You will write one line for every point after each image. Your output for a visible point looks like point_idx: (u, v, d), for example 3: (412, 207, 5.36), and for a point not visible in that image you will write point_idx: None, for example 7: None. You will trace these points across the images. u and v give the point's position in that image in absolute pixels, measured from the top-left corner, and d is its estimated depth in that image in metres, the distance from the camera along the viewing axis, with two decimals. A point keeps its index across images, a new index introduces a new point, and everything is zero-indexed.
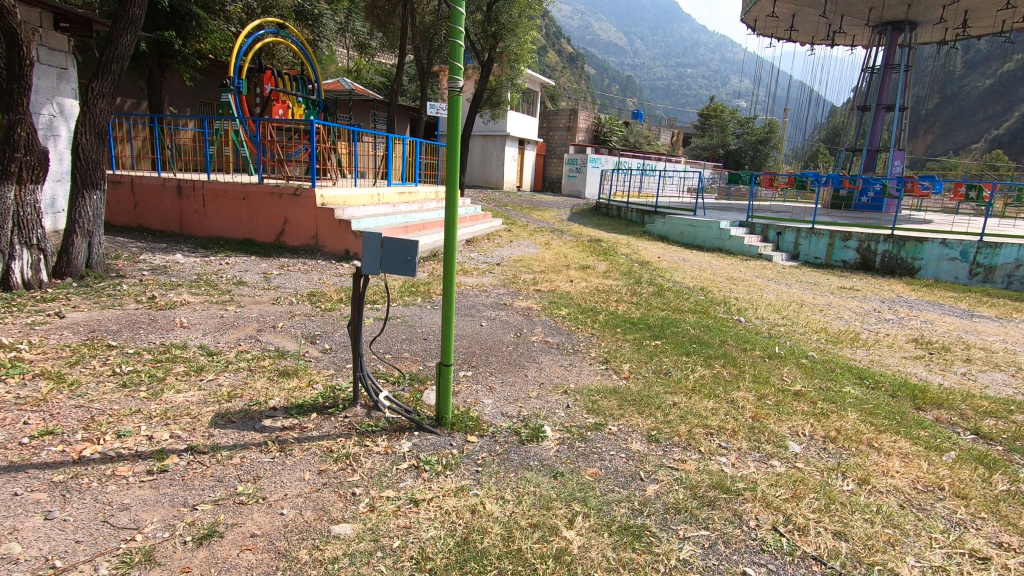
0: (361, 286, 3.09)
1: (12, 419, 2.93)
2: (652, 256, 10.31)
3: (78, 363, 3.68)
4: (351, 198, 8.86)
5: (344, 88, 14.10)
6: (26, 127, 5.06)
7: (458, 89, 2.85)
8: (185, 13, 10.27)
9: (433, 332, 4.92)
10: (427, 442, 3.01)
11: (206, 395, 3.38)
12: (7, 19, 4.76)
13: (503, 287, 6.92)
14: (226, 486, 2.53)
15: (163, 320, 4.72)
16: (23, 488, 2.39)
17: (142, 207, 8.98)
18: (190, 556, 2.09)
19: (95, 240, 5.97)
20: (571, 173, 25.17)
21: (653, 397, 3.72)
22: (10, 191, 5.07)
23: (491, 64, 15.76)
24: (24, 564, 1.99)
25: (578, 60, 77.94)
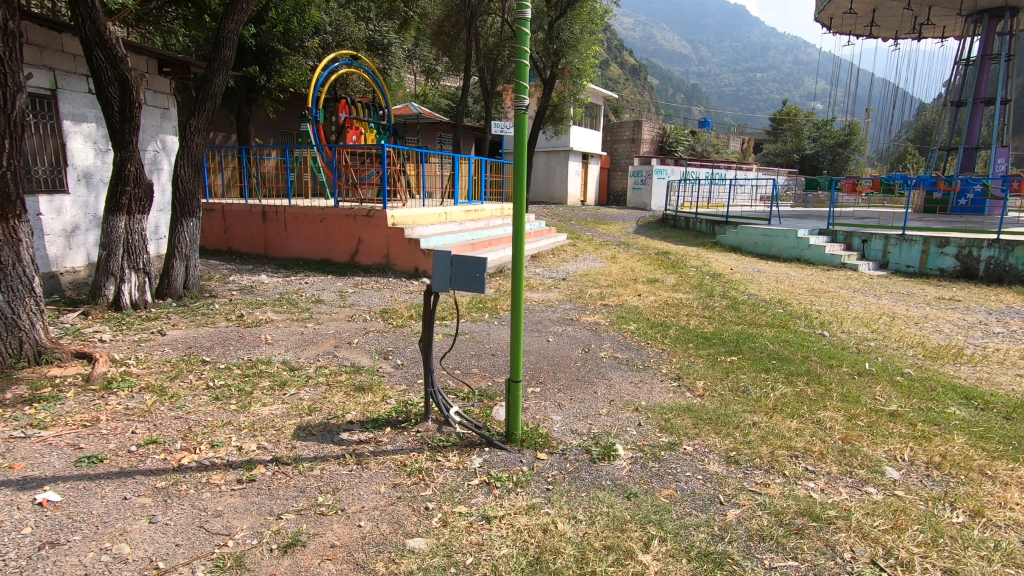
0: (432, 303, 3.16)
1: (122, 428, 3.21)
2: (724, 268, 9.93)
3: (177, 377, 3.99)
4: (420, 218, 9.15)
5: (412, 113, 14.67)
6: (135, 163, 5.58)
7: (523, 108, 2.89)
8: (268, 50, 11.09)
9: (501, 348, 4.95)
10: (497, 458, 3.01)
11: (289, 408, 3.56)
12: (120, 67, 5.29)
13: (569, 302, 6.89)
14: (308, 496, 2.64)
15: (250, 337, 5.04)
16: (132, 492, 2.61)
17: (232, 232, 9.68)
18: (276, 564, 2.19)
19: (191, 263, 6.50)
20: (637, 185, 24.83)
21: (730, 416, 3.55)
22: (120, 221, 5.62)
23: (554, 81, 15.90)
24: (132, 564, 2.16)
25: (641, 71, 77.13)
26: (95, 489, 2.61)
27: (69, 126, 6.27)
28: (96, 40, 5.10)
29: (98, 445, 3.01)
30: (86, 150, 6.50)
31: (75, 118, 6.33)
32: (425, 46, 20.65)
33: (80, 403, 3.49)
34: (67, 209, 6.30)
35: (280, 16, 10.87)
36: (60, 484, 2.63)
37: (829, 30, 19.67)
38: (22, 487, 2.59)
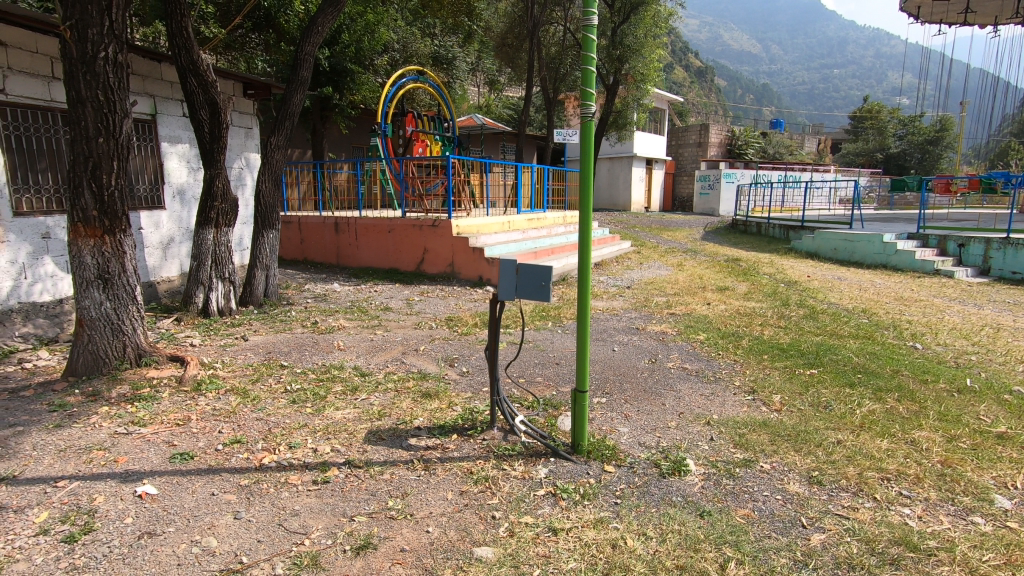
0: (498, 311, 3.18)
1: (210, 428, 3.43)
2: (801, 275, 9.42)
3: (259, 381, 4.22)
4: (485, 227, 9.29)
5: (476, 124, 14.94)
6: (222, 179, 5.99)
7: (590, 114, 2.86)
8: (341, 70, 11.66)
9: (566, 357, 4.91)
10: (563, 469, 2.97)
11: (360, 413, 3.68)
12: (210, 91, 5.70)
13: (635, 310, 6.75)
14: (378, 500, 2.71)
15: (324, 343, 5.27)
16: (218, 489, 2.77)
17: (308, 243, 10.18)
18: (349, 565, 2.26)
19: (271, 272, 6.89)
20: (704, 190, 24.02)
21: (812, 433, 3.33)
22: (209, 234, 6.05)
23: (617, 87, 15.75)
24: (219, 557, 2.29)
25: (708, 73, 75.10)
26: (187, 484, 2.79)
27: (166, 148, 6.83)
28: (190, 68, 5.52)
29: (189, 442, 3.23)
30: (180, 169, 7.05)
31: (172, 139, 6.89)
32: (488, 57, 21.03)
33: (174, 403, 3.76)
34: (165, 224, 6.85)
35: (352, 37, 11.41)
36: (157, 478, 2.84)
37: (916, 20, 18.40)
38: (125, 480, 2.81)
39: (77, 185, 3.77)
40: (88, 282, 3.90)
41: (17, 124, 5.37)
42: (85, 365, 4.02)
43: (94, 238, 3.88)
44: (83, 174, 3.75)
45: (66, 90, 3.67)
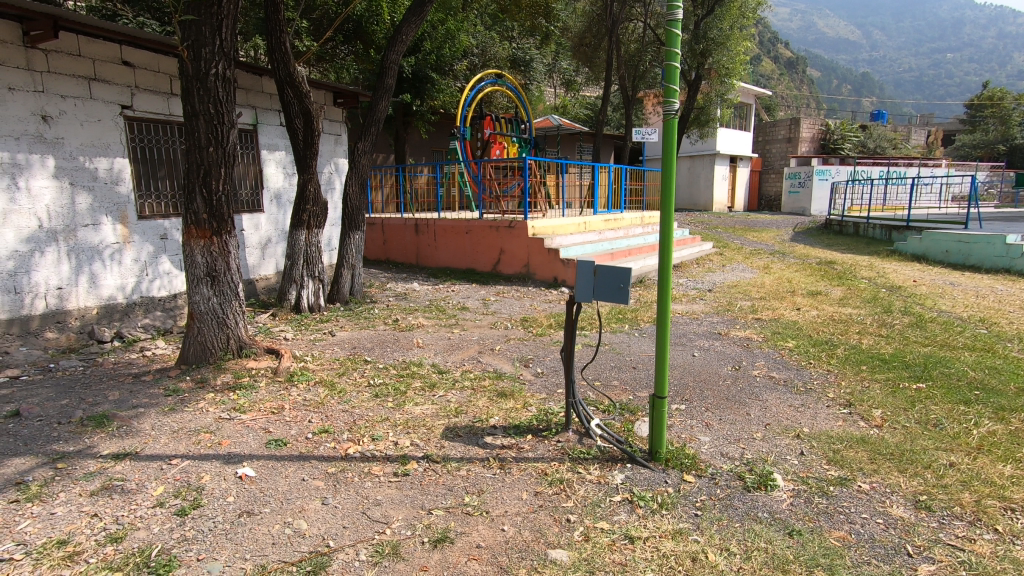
0: (574, 312, 3.15)
1: (301, 417, 3.65)
2: (905, 279, 8.64)
3: (345, 374, 4.45)
4: (560, 228, 9.27)
5: (553, 125, 14.91)
6: (314, 184, 6.38)
7: (673, 113, 2.77)
8: (423, 77, 12.06)
9: (643, 361, 4.79)
10: (640, 476, 2.90)
11: (438, 409, 3.78)
12: (304, 101, 6.07)
13: (716, 314, 6.47)
14: (455, 495, 2.77)
15: (405, 340, 5.47)
16: (309, 475, 2.94)
17: (390, 243, 10.60)
18: (427, 557, 2.33)
19: (356, 271, 7.24)
20: (794, 188, 22.61)
21: (919, 453, 3.04)
22: (302, 235, 6.46)
23: (699, 83, 15.20)
24: (309, 539, 2.43)
25: (800, 63, 70.68)
26: (281, 469, 2.99)
27: (265, 155, 7.35)
28: (288, 80, 5.92)
29: (283, 429, 3.46)
30: (278, 174, 7.56)
31: (270, 147, 7.41)
32: (565, 58, 20.99)
33: (270, 392, 4.05)
34: (263, 226, 7.39)
35: (434, 44, 11.78)
36: (254, 462, 3.06)
37: None
38: (228, 461, 3.05)
39: (191, 191, 4.15)
40: (198, 279, 4.28)
41: (141, 136, 5.99)
42: (195, 354, 4.41)
43: (204, 239, 4.25)
44: (196, 180, 4.13)
45: (182, 105, 4.05)
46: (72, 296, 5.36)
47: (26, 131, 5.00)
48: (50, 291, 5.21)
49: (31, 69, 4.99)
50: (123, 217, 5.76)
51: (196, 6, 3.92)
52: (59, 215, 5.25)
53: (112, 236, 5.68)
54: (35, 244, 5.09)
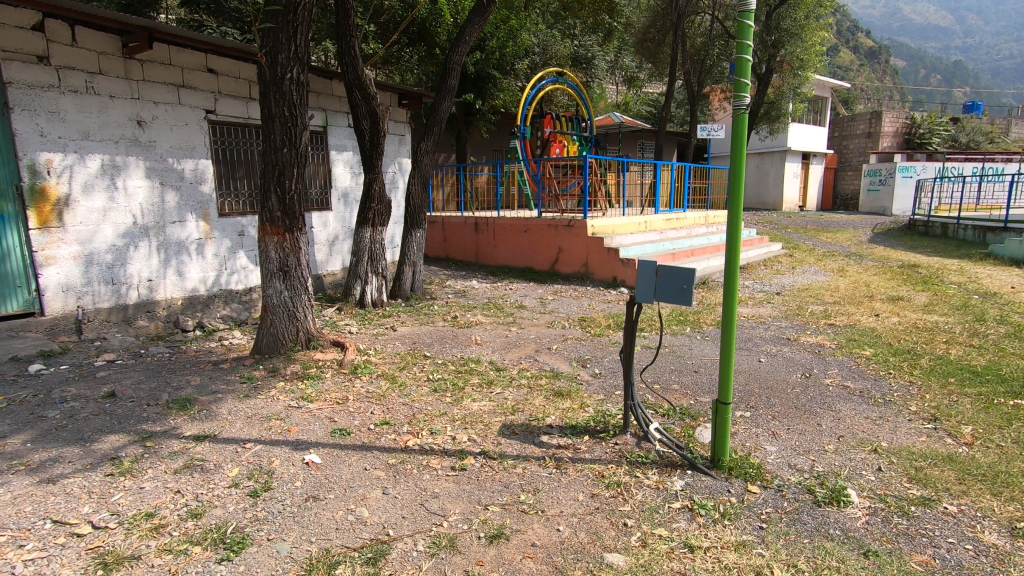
0: (635, 313, 3.09)
1: (364, 408, 3.78)
2: (1002, 285, 7.91)
3: (406, 368, 4.58)
4: (621, 227, 9.13)
5: (614, 122, 14.69)
6: (379, 183, 6.59)
7: (744, 107, 2.65)
8: (485, 76, 12.18)
9: (705, 365, 4.64)
10: (701, 483, 2.81)
11: (495, 406, 3.81)
12: (371, 103, 6.28)
13: (785, 319, 6.17)
14: (511, 492, 2.78)
15: (464, 337, 5.55)
16: (370, 465, 3.04)
17: (450, 241, 10.76)
18: (483, 551, 2.36)
19: (417, 268, 7.41)
20: (873, 186, 21.22)
21: (1016, 476, 2.78)
22: (367, 233, 6.68)
23: (771, 76, 14.55)
24: (370, 527, 2.52)
25: (883, 53, 66.30)
26: (344, 458, 3.11)
27: (334, 155, 7.65)
28: (356, 83, 6.13)
29: (346, 420, 3.59)
30: (345, 174, 7.85)
31: (339, 148, 7.71)
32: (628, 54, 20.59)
33: (335, 383, 4.22)
34: (331, 223, 7.71)
35: (496, 44, 11.89)
36: (320, 449, 3.20)
37: None
38: (296, 448, 3.20)
39: (267, 190, 4.38)
40: (271, 273, 4.51)
41: (223, 139, 6.38)
42: (268, 345, 4.66)
43: (277, 236, 4.47)
44: (271, 180, 4.35)
45: (260, 108, 4.28)
46: (161, 287, 5.80)
47: (124, 135, 5.43)
48: (142, 282, 5.65)
49: (128, 77, 5.42)
50: (205, 215, 6.16)
51: (274, 14, 4.13)
52: (150, 212, 5.69)
53: (196, 232, 6.09)
54: (130, 238, 5.53)
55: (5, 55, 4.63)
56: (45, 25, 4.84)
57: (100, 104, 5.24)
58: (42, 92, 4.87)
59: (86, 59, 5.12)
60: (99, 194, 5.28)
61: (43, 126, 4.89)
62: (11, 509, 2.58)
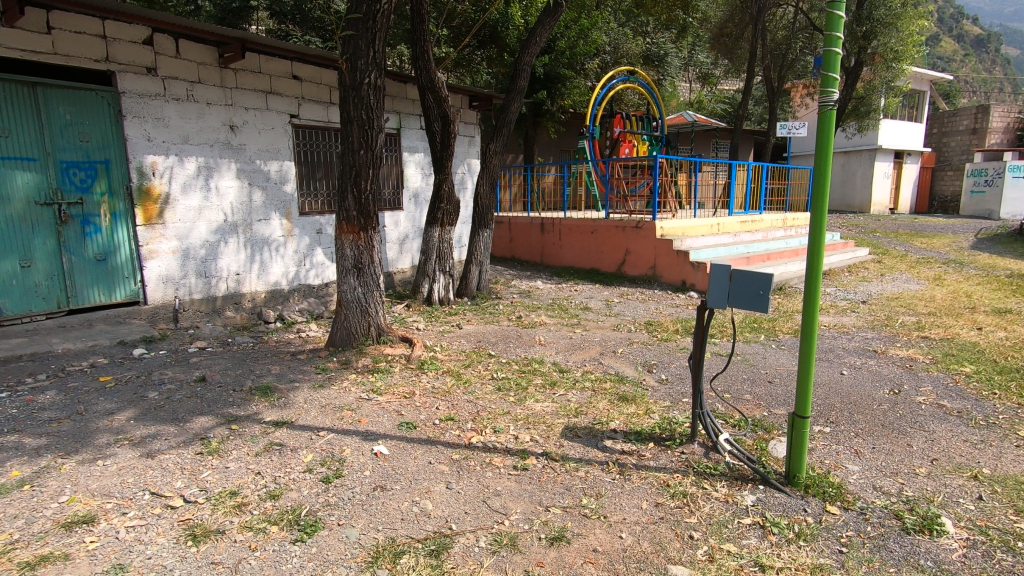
0: (706, 318, 2.98)
1: (431, 403, 3.88)
2: None
3: (471, 366, 4.65)
4: (691, 229, 8.85)
5: (687, 121, 14.28)
6: (448, 183, 6.74)
7: (831, 104, 2.49)
8: (555, 76, 12.16)
9: (781, 375, 4.41)
10: (774, 500, 2.67)
11: (559, 407, 3.80)
12: (443, 105, 6.42)
13: (872, 330, 5.75)
14: (573, 495, 2.76)
15: (527, 337, 5.56)
16: (435, 459, 3.11)
17: (516, 241, 10.81)
18: (544, 553, 2.35)
19: (484, 268, 7.51)
20: (977, 187, 19.39)
21: None
22: (436, 232, 6.84)
23: (860, 70, 13.62)
24: (433, 520, 2.58)
25: (993, 40, 60.38)
26: (410, 450, 3.20)
27: (407, 156, 7.89)
28: (429, 86, 6.29)
29: (413, 413, 3.69)
30: (416, 175, 8.07)
31: (411, 149, 7.94)
32: (702, 50, 19.86)
33: (403, 377, 4.36)
34: (402, 222, 7.96)
35: (566, 44, 11.85)
36: (388, 440, 3.31)
37: None
38: (365, 438, 3.33)
39: (345, 190, 4.58)
40: (346, 270, 4.71)
41: (305, 142, 6.74)
42: (341, 338, 4.87)
43: (353, 234, 4.66)
44: (348, 181, 4.55)
45: (340, 112, 4.48)
46: (247, 281, 6.21)
47: (218, 139, 5.85)
48: (231, 276, 6.07)
49: (223, 85, 5.84)
50: (288, 213, 6.54)
51: (355, 21, 4.31)
52: (239, 210, 6.09)
53: (279, 230, 6.47)
54: (221, 235, 5.96)
55: (120, 68, 5.11)
56: (153, 39, 5.30)
57: (198, 110, 5.67)
58: (150, 101, 5.32)
59: (187, 69, 5.56)
60: (195, 194, 5.71)
61: (150, 131, 5.34)
62: (116, 479, 2.84)
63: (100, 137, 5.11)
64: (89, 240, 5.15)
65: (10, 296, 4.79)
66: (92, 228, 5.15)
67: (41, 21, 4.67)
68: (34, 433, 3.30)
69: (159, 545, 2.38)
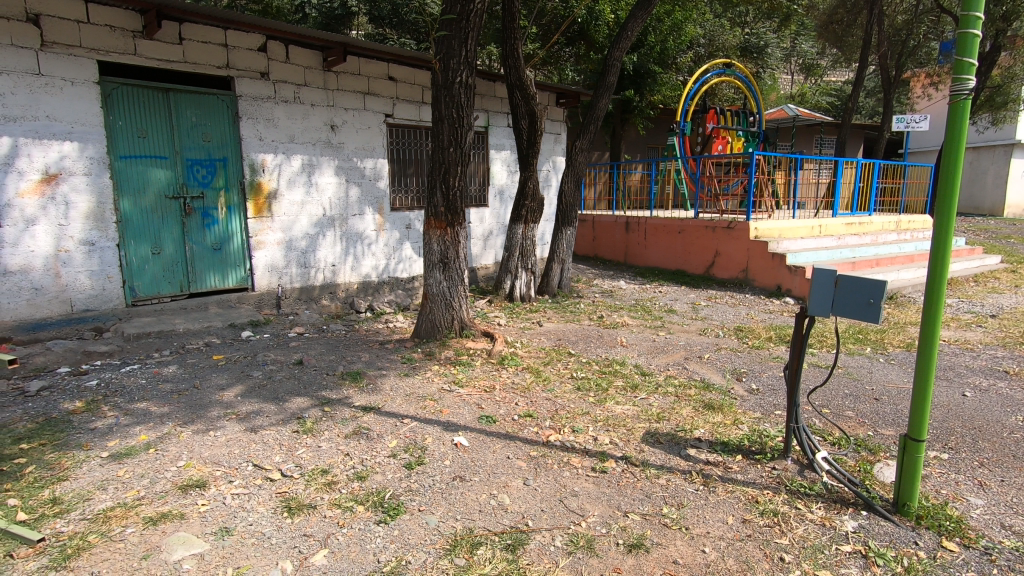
0: (805, 326, 2.76)
1: (510, 399, 3.91)
2: None
3: (550, 364, 4.64)
4: (789, 230, 8.32)
5: (788, 115, 13.38)
6: (533, 181, 6.75)
7: (965, 94, 2.22)
8: (645, 72, 11.84)
9: (889, 393, 4.02)
10: (880, 529, 2.44)
11: (639, 411, 3.70)
12: (531, 102, 6.45)
13: (1003, 348, 5.10)
14: (654, 503, 2.67)
15: (609, 337, 5.47)
16: (512, 455, 3.13)
17: (599, 240, 10.62)
18: (621, 559, 2.30)
19: (566, 266, 7.46)
20: None
21: None
22: (519, 229, 6.89)
23: (998, 55, 12.12)
24: (510, 514, 2.59)
25: None
26: (490, 444, 3.24)
27: (494, 154, 8.01)
28: (517, 84, 6.34)
29: (493, 408, 3.74)
30: (502, 172, 8.16)
31: (498, 147, 8.04)
32: (808, 39, 18.51)
33: (484, 371, 4.44)
34: (487, 219, 8.09)
35: (658, 38, 11.50)
36: (468, 432, 3.38)
37: None
38: (447, 428, 3.42)
39: (433, 186, 4.71)
40: (433, 264, 4.85)
41: (397, 140, 7.02)
42: (426, 330, 5.03)
43: (440, 229, 4.79)
44: (437, 178, 4.68)
45: (432, 111, 4.61)
46: (341, 272, 6.58)
47: (320, 138, 6.23)
48: (327, 267, 6.46)
49: (326, 88, 6.21)
50: (380, 208, 6.85)
51: (449, 22, 4.42)
52: (337, 205, 6.46)
53: (372, 224, 6.79)
54: (320, 228, 6.35)
55: (238, 73, 5.58)
56: (266, 46, 5.73)
57: (304, 111, 6.07)
58: (263, 103, 5.78)
59: (295, 73, 5.97)
60: (299, 189, 6.13)
61: (262, 131, 5.80)
62: (224, 449, 3.11)
63: (219, 137, 5.60)
64: (208, 231, 5.65)
65: (142, 279, 5.29)
66: (211, 220, 5.66)
67: (174, 33, 5.19)
68: (159, 402, 3.69)
69: (259, 514, 2.58)
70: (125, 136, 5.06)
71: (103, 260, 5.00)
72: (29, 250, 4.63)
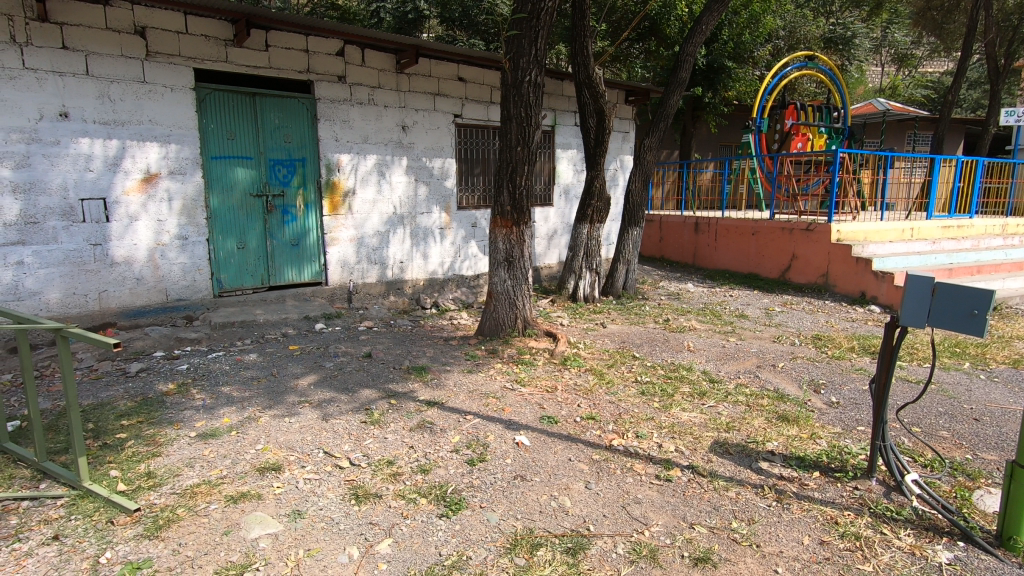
0: (894, 338, 2.55)
1: (572, 400, 3.87)
2: None
3: (614, 366, 4.56)
4: (876, 233, 7.76)
5: (877, 111, 12.46)
6: (600, 180, 6.64)
7: None
8: (718, 67, 11.40)
9: (992, 414, 3.65)
10: (979, 563, 2.22)
11: (707, 420, 3.56)
12: (599, 100, 6.35)
13: None
14: (722, 516, 2.56)
15: (675, 341, 5.31)
16: (575, 456, 3.10)
17: (666, 241, 10.32)
18: (686, 572, 2.22)
19: (632, 267, 7.31)
20: None
21: None
22: (584, 228, 6.81)
23: None
24: (570, 517, 2.56)
25: None
26: (551, 445, 3.22)
27: (560, 153, 7.96)
28: (586, 82, 6.27)
29: (555, 408, 3.72)
30: (568, 171, 8.10)
31: (564, 146, 7.99)
32: (902, 28, 17.14)
33: (546, 371, 4.41)
34: (552, 218, 8.07)
35: (733, 31, 11.03)
36: (529, 432, 3.37)
37: None
38: (509, 427, 3.43)
39: (500, 185, 4.74)
40: (498, 263, 4.88)
41: (465, 140, 7.13)
42: (490, 328, 5.07)
43: (506, 228, 4.80)
44: (504, 176, 4.69)
45: (500, 111, 4.62)
46: (409, 268, 6.76)
47: (391, 138, 6.42)
48: (396, 263, 6.65)
49: (399, 89, 6.39)
50: (447, 207, 6.98)
51: (519, 21, 4.43)
52: (406, 203, 6.64)
53: (438, 222, 6.93)
54: (390, 225, 6.55)
55: (318, 77, 5.85)
56: (344, 51, 5.97)
57: (377, 112, 6.28)
58: (339, 105, 6.02)
59: (370, 76, 6.18)
60: (371, 188, 6.34)
61: (338, 132, 6.06)
62: (299, 436, 3.26)
63: (299, 138, 5.89)
64: (287, 227, 5.95)
65: (228, 271, 5.65)
66: (290, 217, 5.96)
67: (261, 41, 5.50)
68: (241, 387, 3.93)
69: (328, 499, 2.69)
70: (216, 138, 5.42)
71: (194, 254, 5.38)
72: (132, 243, 5.06)
